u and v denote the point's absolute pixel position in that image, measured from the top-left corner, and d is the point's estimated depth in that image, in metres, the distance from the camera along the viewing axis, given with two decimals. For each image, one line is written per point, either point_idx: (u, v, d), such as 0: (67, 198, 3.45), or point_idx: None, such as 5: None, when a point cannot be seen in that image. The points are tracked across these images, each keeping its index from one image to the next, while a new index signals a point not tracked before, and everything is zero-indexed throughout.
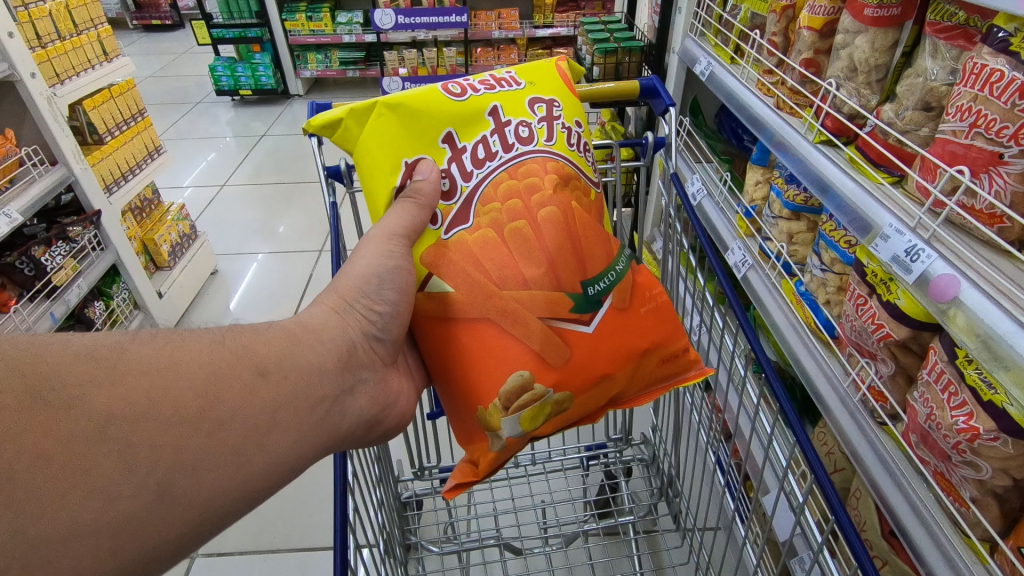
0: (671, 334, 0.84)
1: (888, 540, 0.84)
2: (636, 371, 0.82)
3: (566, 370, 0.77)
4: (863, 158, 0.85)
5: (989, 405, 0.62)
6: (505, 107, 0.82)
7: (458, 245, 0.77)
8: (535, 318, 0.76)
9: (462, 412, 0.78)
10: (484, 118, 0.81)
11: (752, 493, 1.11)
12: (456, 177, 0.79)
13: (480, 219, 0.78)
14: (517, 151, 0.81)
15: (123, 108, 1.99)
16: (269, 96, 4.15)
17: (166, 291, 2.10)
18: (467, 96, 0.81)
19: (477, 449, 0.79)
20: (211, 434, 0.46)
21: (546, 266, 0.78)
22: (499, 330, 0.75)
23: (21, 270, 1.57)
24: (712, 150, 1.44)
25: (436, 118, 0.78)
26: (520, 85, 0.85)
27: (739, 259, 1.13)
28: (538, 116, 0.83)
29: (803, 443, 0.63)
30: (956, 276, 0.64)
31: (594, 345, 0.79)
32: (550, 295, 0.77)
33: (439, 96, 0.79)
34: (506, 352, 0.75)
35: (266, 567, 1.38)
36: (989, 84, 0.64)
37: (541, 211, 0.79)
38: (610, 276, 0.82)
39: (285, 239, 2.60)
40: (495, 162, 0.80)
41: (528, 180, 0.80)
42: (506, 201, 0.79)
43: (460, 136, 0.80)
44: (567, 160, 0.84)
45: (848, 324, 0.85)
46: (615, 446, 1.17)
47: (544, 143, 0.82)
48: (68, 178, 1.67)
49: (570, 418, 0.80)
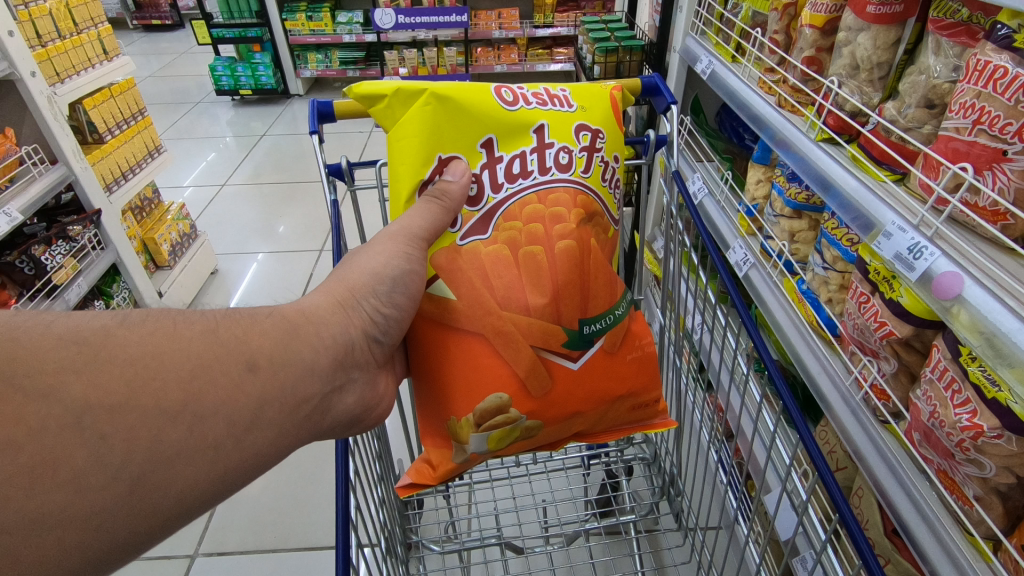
0: (649, 379, 0.87)
1: (891, 539, 0.84)
2: (606, 412, 0.86)
3: (542, 402, 0.80)
4: (866, 156, 0.84)
5: (993, 403, 0.62)
6: (552, 127, 0.81)
7: (472, 254, 0.77)
8: (529, 347, 0.77)
9: (435, 415, 0.81)
10: (529, 134, 0.80)
11: (753, 493, 1.11)
12: (484, 185, 0.79)
13: (499, 235, 0.78)
14: (550, 178, 0.81)
15: (123, 107, 1.98)
16: (268, 97, 4.15)
17: (166, 290, 2.10)
18: (518, 108, 0.80)
19: (439, 454, 0.82)
20: (192, 427, 0.46)
21: (551, 297, 0.78)
22: (493, 349, 0.76)
23: (21, 269, 1.56)
24: (712, 149, 1.44)
25: (481, 120, 0.78)
26: (570, 107, 0.83)
27: (741, 257, 1.13)
28: (580, 144, 0.82)
29: (806, 439, 0.63)
30: (959, 273, 0.63)
31: (575, 382, 0.81)
32: (549, 327, 0.78)
33: (490, 100, 0.79)
34: (493, 372, 0.77)
35: (267, 566, 1.38)
36: (993, 81, 0.64)
37: (558, 243, 0.79)
38: (608, 318, 0.83)
39: (285, 238, 2.59)
40: (527, 180, 0.80)
41: (553, 209, 0.80)
42: (526, 224, 0.79)
43: (499, 144, 0.79)
44: (595, 194, 0.84)
45: (851, 322, 0.85)
46: (617, 444, 1.17)
47: (579, 173, 0.82)
48: (68, 177, 1.67)
49: (533, 442, 0.84)
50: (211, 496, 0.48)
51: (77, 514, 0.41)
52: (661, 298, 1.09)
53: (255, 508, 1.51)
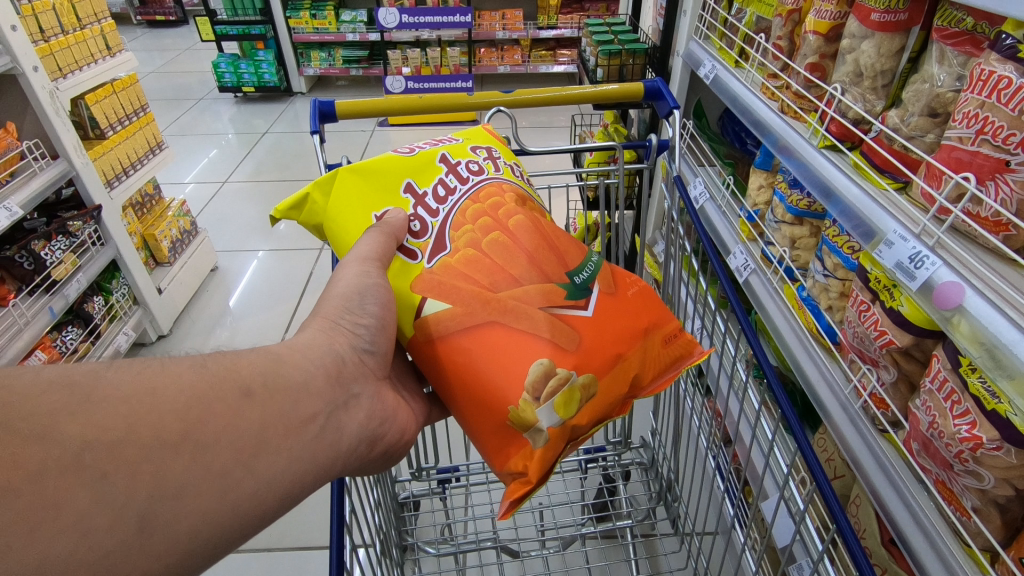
0: (663, 314, 0.83)
1: (888, 548, 0.84)
2: (646, 353, 0.80)
3: (582, 353, 0.76)
4: (869, 164, 0.84)
5: (993, 414, 0.62)
6: (453, 152, 0.86)
7: (442, 269, 0.77)
8: (534, 309, 0.76)
9: (492, 425, 0.74)
10: (436, 164, 0.84)
11: (751, 499, 1.11)
12: (424, 217, 0.81)
13: (457, 242, 0.79)
14: (472, 182, 0.83)
15: (126, 103, 1.97)
16: (271, 95, 4.15)
17: (166, 287, 2.08)
18: (417, 151, 0.85)
19: (522, 458, 0.74)
20: (195, 457, 0.44)
21: (529, 263, 0.79)
22: (504, 328, 0.75)
23: (20, 264, 1.55)
24: (715, 154, 1.43)
25: (392, 172, 0.82)
26: (457, 139, 0.89)
27: (742, 263, 1.13)
28: (482, 156, 0.87)
29: (805, 448, 0.62)
30: (960, 284, 0.63)
31: (599, 327, 0.78)
32: (541, 286, 0.78)
33: (391, 155, 0.83)
34: (516, 346, 0.74)
35: (263, 566, 1.38)
36: (997, 91, 0.64)
37: (511, 220, 0.81)
38: (590, 266, 0.83)
39: (286, 237, 2.59)
40: (456, 195, 0.82)
41: (491, 200, 0.82)
42: (476, 221, 0.80)
43: (419, 183, 0.83)
44: (518, 185, 0.87)
45: (851, 330, 0.85)
46: (614, 449, 1.16)
47: (495, 173, 0.85)
48: (68, 172, 1.66)
49: (603, 405, 0.78)
50: (221, 538, 0.45)
51: (83, 558, 0.38)
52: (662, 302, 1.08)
53: None
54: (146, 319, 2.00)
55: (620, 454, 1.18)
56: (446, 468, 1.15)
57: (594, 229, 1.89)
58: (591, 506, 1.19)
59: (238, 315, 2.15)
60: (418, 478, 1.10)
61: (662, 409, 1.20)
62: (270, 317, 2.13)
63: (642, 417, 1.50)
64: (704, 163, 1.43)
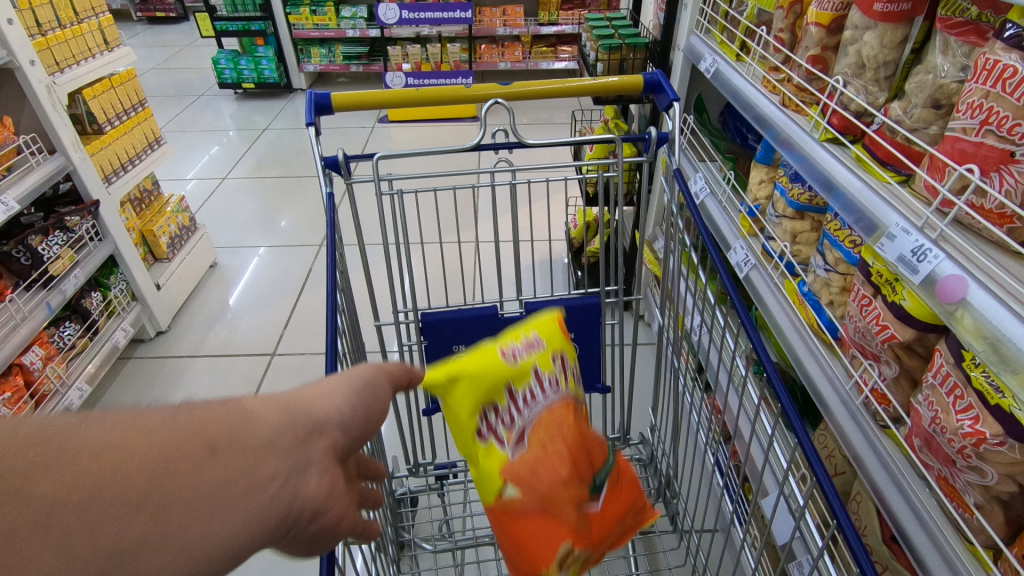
0: (635, 489, 0.91)
1: (890, 545, 0.83)
2: (626, 526, 0.87)
3: (591, 530, 0.80)
4: (870, 156, 0.83)
5: (995, 409, 0.61)
6: (543, 369, 0.82)
7: (490, 446, 0.81)
8: (557, 466, 0.76)
9: (523, 542, 0.78)
10: (524, 376, 0.81)
11: (751, 496, 1.10)
12: (505, 442, 0.81)
13: (523, 445, 0.79)
14: (541, 403, 0.81)
15: (123, 98, 1.96)
16: (271, 91, 4.13)
17: (164, 282, 2.07)
18: (524, 359, 0.82)
19: (538, 557, 0.77)
20: (211, 464, 0.38)
21: (568, 470, 0.77)
22: (533, 489, 0.77)
23: (18, 259, 1.55)
24: (715, 149, 1.42)
25: (494, 380, 0.81)
26: (538, 338, 0.84)
27: (742, 258, 1.12)
28: (558, 368, 0.83)
29: (806, 445, 0.61)
30: (963, 277, 0.62)
31: (603, 521, 0.82)
32: (569, 455, 0.77)
33: (495, 357, 0.82)
34: (545, 529, 0.77)
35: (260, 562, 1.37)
36: (1002, 80, 0.62)
37: (553, 414, 0.80)
38: (607, 464, 0.85)
39: (285, 234, 2.58)
40: (524, 434, 0.80)
41: (547, 410, 0.80)
42: (534, 444, 0.78)
43: (518, 388, 0.81)
44: (571, 393, 0.84)
45: (853, 325, 0.84)
46: (614, 445, 1.16)
47: (560, 390, 0.82)
48: (66, 167, 1.66)
49: (609, 538, 0.84)
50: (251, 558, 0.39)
51: None
52: (661, 297, 1.07)
53: None
54: (144, 315, 1.99)
55: (620, 450, 1.17)
56: (443, 463, 1.14)
57: (594, 225, 1.88)
58: None
59: (236, 311, 2.15)
60: (416, 473, 1.10)
61: (661, 405, 1.20)
62: (269, 314, 2.12)
63: (641, 412, 1.49)
64: (705, 158, 1.42)
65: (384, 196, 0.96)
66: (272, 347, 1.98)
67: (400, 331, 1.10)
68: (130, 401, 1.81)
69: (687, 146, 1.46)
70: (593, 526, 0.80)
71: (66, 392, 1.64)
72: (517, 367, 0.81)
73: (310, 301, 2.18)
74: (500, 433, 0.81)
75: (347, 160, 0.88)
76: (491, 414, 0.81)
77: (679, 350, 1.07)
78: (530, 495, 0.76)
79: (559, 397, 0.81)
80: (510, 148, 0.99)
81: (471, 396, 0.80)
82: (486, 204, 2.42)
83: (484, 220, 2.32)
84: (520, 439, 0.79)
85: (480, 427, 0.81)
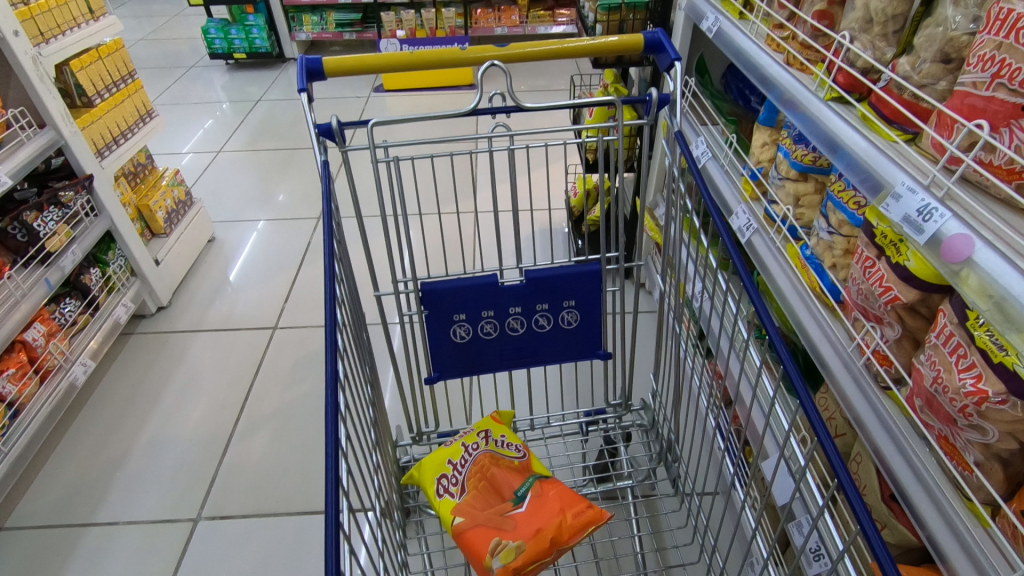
0: (568, 497, 0.91)
1: (888, 504, 0.84)
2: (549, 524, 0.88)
3: (516, 528, 0.87)
4: (877, 115, 0.81)
5: (999, 367, 0.61)
6: (467, 440, 1.00)
7: (442, 455, 0.99)
8: (486, 471, 0.95)
9: (465, 548, 0.86)
10: (450, 460, 0.97)
11: (751, 458, 1.11)
12: (451, 492, 0.94)
13: (463, 493, 0.93)
14: (471, 456, 0.98)
15: (112, 69, 1.92)
16: (263, 61, 4.04)
17: (163, 258, 2.06)
18: (452, 440, 1.02)
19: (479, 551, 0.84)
20: None
21: (493, 467, 0.96)
22: (468, 507, 0.91)
23: (14, 235, 1.53)
24: (717, 112, 1.39)
25: (434, 463, 0.98)
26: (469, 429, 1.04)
27: (744, 223, 1.11)
28: (479, 445, 0.99)
29: (809, 409, 0.61)
30: (970, 236, 0.61)
31: (528, 517, 0.89)
32: (496, 457, 0.98)
33: (439, 448, 1.02)
34: (479, 525, 0.88)
35: (269, 531, 1.40)
36: (1015, 31, 0.60)
37: (485, 458, 0.98)
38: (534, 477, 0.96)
39: (283, 207, 2.56)
40: (470, 456, 0.98)
41: (481, 485, 0.94)
42: (470, 494, 0.93)
43: (449, 482, 0.95)
44: (498, 454, 0.98)
45: (856, 287, 0.83)
46: (615, 411, 1.16)
47: (495, 436, 1.01)
48: (58, 141, 1.63)
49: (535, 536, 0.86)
50: None
51: None
52: (662, 264, 1.06)
53: (257, 474, 1.52)
54: (145, 291, 1.98)
55: (621, 415, 1.18)
56: (446, 431, 1.15)
57: (594, 194, 1.85)
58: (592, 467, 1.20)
59: (236, 285, 2.14)
60: (418, 442, 1.11)
61: (662, 370, 1.19)
62: (269, 288, 2.12)
63: (642, 378, 1.50)
64: (706, 122, 1.39)
65: (380, 164, 0.95)
66: (273, 321, 1.98)
67: (400, 301, 1.10)
68: (135, 376, 1.82)
69: (688, 110, 1.43)
70: (519, 523, 0.88)
71: (71, 368, 1.65)
72: (450, 447, 0.99)
73: (310, 275, 2.17)
74: (451, 491, 0.94)
75: (341, 127, 0.87)
76: (444, 479, 0.96)
77: (681, 316, 1.07)
78: (472, 520, 0.88)
79: (483, 452, 0.98)
80: (508, 113, 0.96)
81: (433, 464, 0.98)
82: (484, 173, 2.39)
83: (482, 189, 2.29)
84: (463, 494, 0.93)
85: (435, 491, 0.95)
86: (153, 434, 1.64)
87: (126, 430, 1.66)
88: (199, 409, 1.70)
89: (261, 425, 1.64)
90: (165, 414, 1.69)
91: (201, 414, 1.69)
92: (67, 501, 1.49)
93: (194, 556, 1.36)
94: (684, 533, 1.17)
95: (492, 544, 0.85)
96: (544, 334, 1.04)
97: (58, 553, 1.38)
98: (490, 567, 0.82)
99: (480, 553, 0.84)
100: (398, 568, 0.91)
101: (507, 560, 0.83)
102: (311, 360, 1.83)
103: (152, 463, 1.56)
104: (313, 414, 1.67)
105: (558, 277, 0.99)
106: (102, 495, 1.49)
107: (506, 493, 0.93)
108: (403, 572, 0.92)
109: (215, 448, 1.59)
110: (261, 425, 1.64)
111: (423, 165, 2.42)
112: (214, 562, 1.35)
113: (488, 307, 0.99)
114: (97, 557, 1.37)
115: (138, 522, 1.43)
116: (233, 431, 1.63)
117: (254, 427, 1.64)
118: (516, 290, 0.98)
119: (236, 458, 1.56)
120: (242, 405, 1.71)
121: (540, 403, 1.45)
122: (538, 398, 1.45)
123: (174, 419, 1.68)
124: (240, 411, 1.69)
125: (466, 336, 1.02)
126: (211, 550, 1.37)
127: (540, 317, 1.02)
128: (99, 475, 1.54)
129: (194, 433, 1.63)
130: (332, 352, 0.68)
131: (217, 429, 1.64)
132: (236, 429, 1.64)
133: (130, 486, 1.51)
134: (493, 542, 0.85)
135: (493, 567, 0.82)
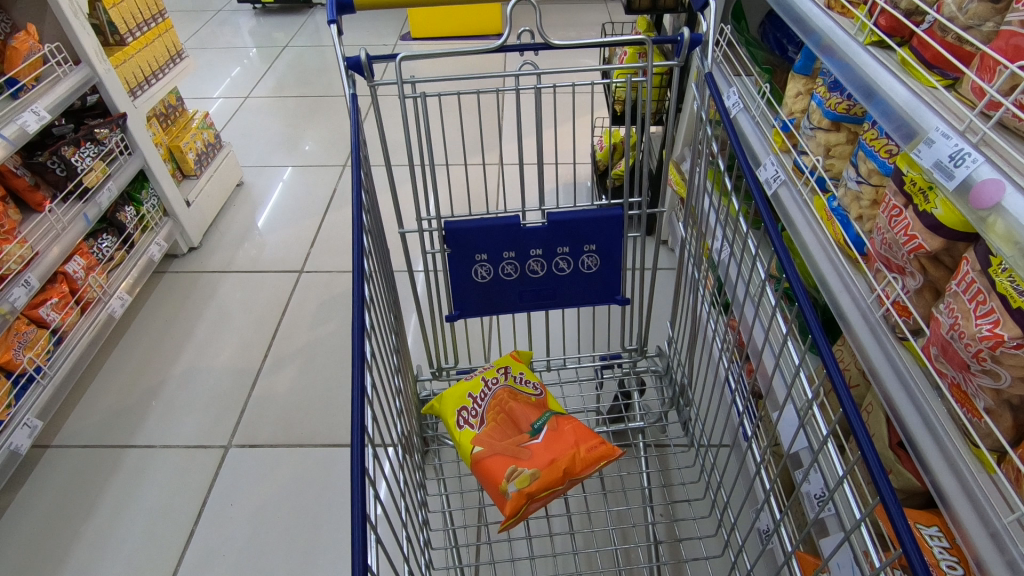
0: (585, 438, 0.94)
1: (895, 451, 0.87)
2: (568, 458, 0.91)
3: (532, 457, 0.91)
4: (917, 60, 0.79)
5: (1017, 312, 0.62)
6: (488, 375, 1.04)
7: (460, 388, 1.02)
8: (505, 404, 0.99)
9: (482, 475, 0.91)
10: (467, 394, 1.01)
11: (762, 403, 1.14)
12: (471, 421, 0.98)
13: (484, 422, 0.98)
14: (490, 390, 1.01)
15: (143, 9, 1.93)
16: (290, 6, 3.97)
17: (194, 200, 2.11)
18: (472, 375, 1.06)
19: (496, 478, 0.89)
20: None
21: (510, 403, 1.00)
22: (487, 438, 0.95)
23: (53, 170, 1.57)
24: (752, 61, 1.35)
25: (456, 395, 1.02)
26: (490, 364, 1.07)
27: (771, 174, 1.07)
28: (499, 379, 1.03)
29: (821, 349, 0.62)
30: (1002, 181, 0.60)
31: (543, 448, 0.93)
32: (513, 393, 1.01)
33: (462, 382, 1.05)
34: (497, 454, 0.92)
35: (294, 460, 1.47)
36: None
37: (503, 394, 1.01)
38: (549, 413, 0.99)
39: (310, 154, 2.57)
40: (490, 390, 1.01)
41: (500, 416, 0.98)
42: (491, 424, 0.97)
43: (467, 414, 0.99)
44: (514, 388, 1.02)
45: (880, 237, 0.82)
46: (630, 356, 1.21)
47: (512, 373, 1.04)
48: (92, 78, 1.65)
49: (547, 464, 0.90)
50: None
51: None
52: (684, 214, 1.04)
53: (283, 408, 1.59)
54: (176, 231, 2.03)
55: (636, 360, 1.22)
56: (465, 368, 1.20)
57: (620, 148, 1.85)
58: (605, 409, 1.25)
59: (264, 228, 2.19)
60: (438, 376, 1.16)
61: (679, 317, 1.21)
62: (295, 232, 2.16)
63: (658, 330, 1.53)
64: (740, 71, 1.35)
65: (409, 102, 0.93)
66: (299, 265, 2.02)
67: (424, 239, 1.11)
68: (168, 312, 1.89)
69: (723, 59, 1.39)
70: (535, 453, 0.92)
71: (109, 300, 1.73)
72: (471, 380, 1.03)
73: (335, 221, 2.20)
74: (468, 422, 0.98)
75: (370, 62, 0.86)
76: (463, 411, 1.00)
77: (700, 265, 1.06)
78: (490, 449, 0.93)
79: (502, 386, 1.02)
80: (536, 51, 0.93)
81: (453, 397, 1.02)
82: (511, 125, 2.37)
83: (508, 141, 2.27)
84: (482, 424, 0.97)
85: (456, 421, 0.99)
86: (186, 366, 1.72)
87: (162, 362, 1.74)
88: (231, 344, 1.77)
89: (288, 362, 1.72)
90: (196, 348, 1.77)
91: (232, 348, 1.76)
92: (108, 423, 1.58)
93: (225, 478, 1.45)
94: (691, 473, 1.23)
95: (508, 470, 0.89)
96: (564, 277, 1.06)
97: (101, 470, 1.48)
98: (506, 491, 0.87)
99: (496, 478, 0.89)
100: (416, 488, 0.96)
101: (522, 485, 0.87)
102: (336, 303, 1.89)
103: (187, 393, 1.64)
104: (337, 354, 1.73)
105: (581, 221, 0.99)
106: (139, 420, 1.58)
107: (523, 425, 0.97)
108: (421, 492, 0.98)
109: (244, 382, 1.66)
110: (288, 362, 1.71)
111: (450, 114, 2.40)
112: (244, 485, 1.43)
113: (510, 249, 1.01)
114: (137, 475, 1.47)
115: (175, 446, 1.52)
116: (261, 366, 1.71)
117: (280, 364, 1.71)
118: (538, 231, 1.00)
119: (264, 392, 1.63)
120: (270, 342, 1.77)
121: (557, 351, 1.48)
122: (555, 345, 1.49)
123: (205, 353, 1.75)
124: (268, 348, 1.75)
125: (487, 276, 1.04)
126: (240, 474, 1.46)
127: (560, 260, 1.04)
128: (137, 401, 1.63)
129: (225, 366, 1.71)
130: (359, 278, 0.71)
131: (247, 363, 1.72)
132: (264, 365, 1.71)
133: (165, 413, 1.60)
134: (509, 468, 0.89)
135: (509, 491, 0.87)
